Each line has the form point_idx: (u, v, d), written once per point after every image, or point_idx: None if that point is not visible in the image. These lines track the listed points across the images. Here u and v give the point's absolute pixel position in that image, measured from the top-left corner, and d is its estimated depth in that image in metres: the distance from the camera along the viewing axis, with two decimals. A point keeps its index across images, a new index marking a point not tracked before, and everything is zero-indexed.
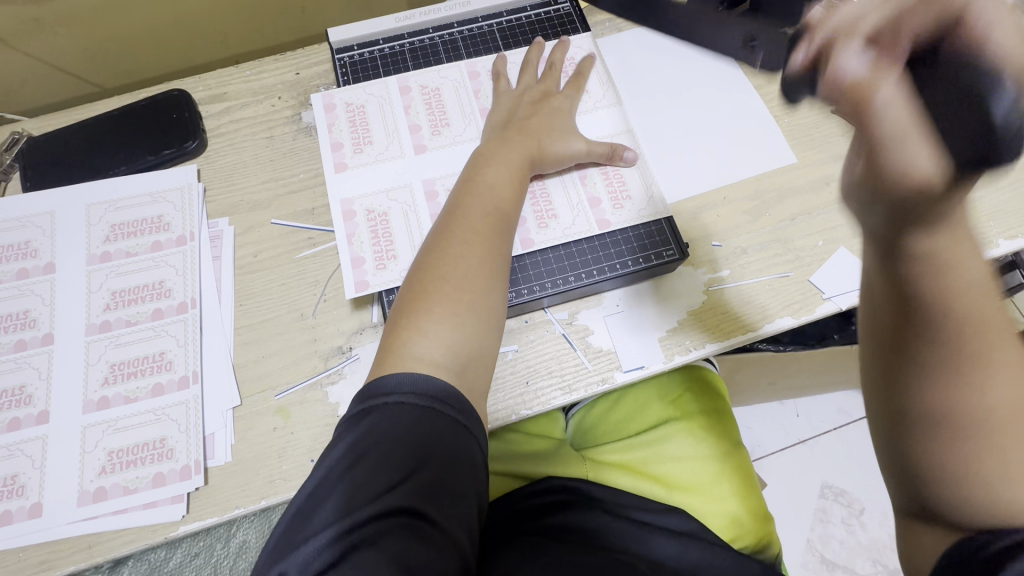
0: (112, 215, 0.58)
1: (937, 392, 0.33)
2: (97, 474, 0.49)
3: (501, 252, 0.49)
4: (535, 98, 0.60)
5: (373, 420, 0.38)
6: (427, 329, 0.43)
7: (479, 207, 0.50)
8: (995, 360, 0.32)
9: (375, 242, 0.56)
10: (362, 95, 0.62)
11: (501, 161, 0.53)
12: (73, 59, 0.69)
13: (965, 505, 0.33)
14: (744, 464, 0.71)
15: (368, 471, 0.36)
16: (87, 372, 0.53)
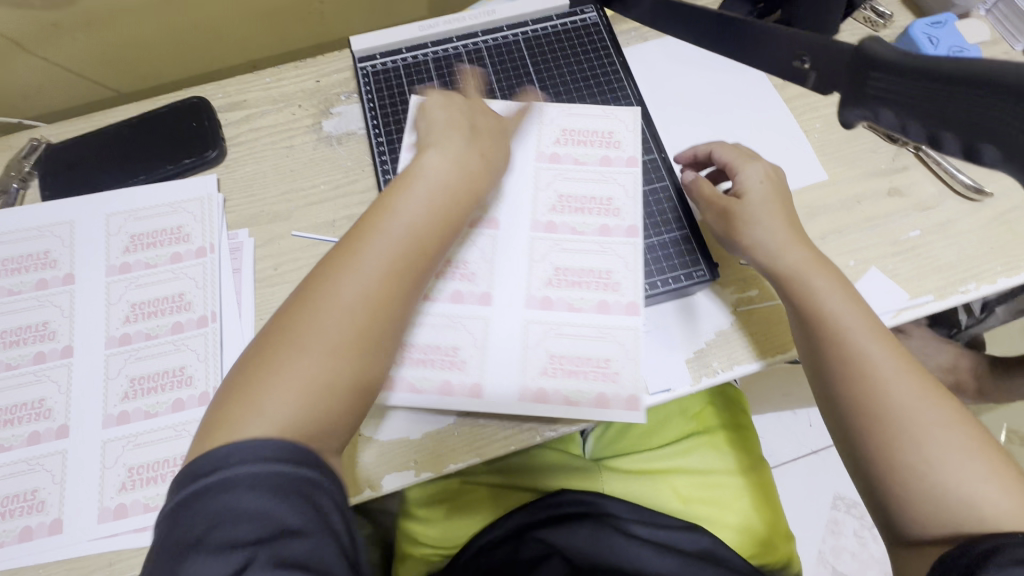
0: (131, 225, 0.58)
1: (851, 391, 0.45)
2: (117, 490, 0.49)
3: (379, 308, 0.42)
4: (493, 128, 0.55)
5: (198, 501, 0.34)
6: (265, 406, 0.37)
7: (382, 242, 0.43)
8: (870, 363, 0.45)
9: (572, 363, 0.51)
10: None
11: (427, 178, 0.47)
12: (91, 63, 0.68)
13: (901, 482, 0.42)
14: (768, 480, 0.69)
15: (206, 555, 0.32)
16: (108, 385, 0.52)
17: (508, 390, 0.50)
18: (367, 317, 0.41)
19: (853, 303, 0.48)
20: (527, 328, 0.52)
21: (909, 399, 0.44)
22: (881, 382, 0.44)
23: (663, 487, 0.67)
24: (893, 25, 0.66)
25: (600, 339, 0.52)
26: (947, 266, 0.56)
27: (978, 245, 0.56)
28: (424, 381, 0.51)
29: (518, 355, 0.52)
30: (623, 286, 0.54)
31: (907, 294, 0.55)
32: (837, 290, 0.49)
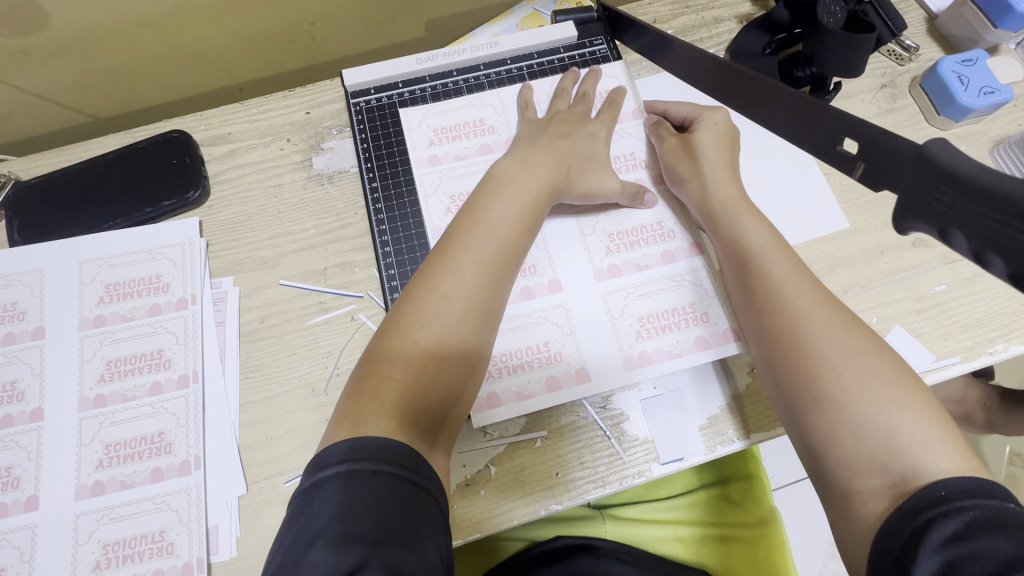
0: (106, 273, 0.54)
1: (769, 316, 0.44)
2: (91, 570, 0.46)
3: (454, 302, 0.44)
4: (568, 121, 0.55)
5: (320, 494, 0.34)
6: (386, 397, 0.40)
7: (474, 241, 0.46)
8: (788, 287, 0.44)
9: (663, 319, 0.52)
10: (429, 192, 0.56)
11: (514, 191, 0.49)
12: (65, 90, 0.64)
13: (818, 406, 0.39)
14: (782, 537, 0.64)
15: (323, 546, 0.32)
16: (80, 453, 0.49)
17: (610, 362, 0.51)
18: (468, 304, 0.44)
19: (779, 241, 0.47)
20: (607, 300, 0.52)
21: (826, 324, 0.41)
22: (799, 307, 0.43)
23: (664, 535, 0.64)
24: (919, 59, 0.63)
25: (674, 288, 0.53)
26: (976, 324, 0.53)
27: (1008, 301, 0.53)
28: (528, 384, 0.50)
29: (608, 329, 0.51)
30: (677, 232, 0.54)
31: (933, 355, 0.52)
32: (763, 224, 0.48)
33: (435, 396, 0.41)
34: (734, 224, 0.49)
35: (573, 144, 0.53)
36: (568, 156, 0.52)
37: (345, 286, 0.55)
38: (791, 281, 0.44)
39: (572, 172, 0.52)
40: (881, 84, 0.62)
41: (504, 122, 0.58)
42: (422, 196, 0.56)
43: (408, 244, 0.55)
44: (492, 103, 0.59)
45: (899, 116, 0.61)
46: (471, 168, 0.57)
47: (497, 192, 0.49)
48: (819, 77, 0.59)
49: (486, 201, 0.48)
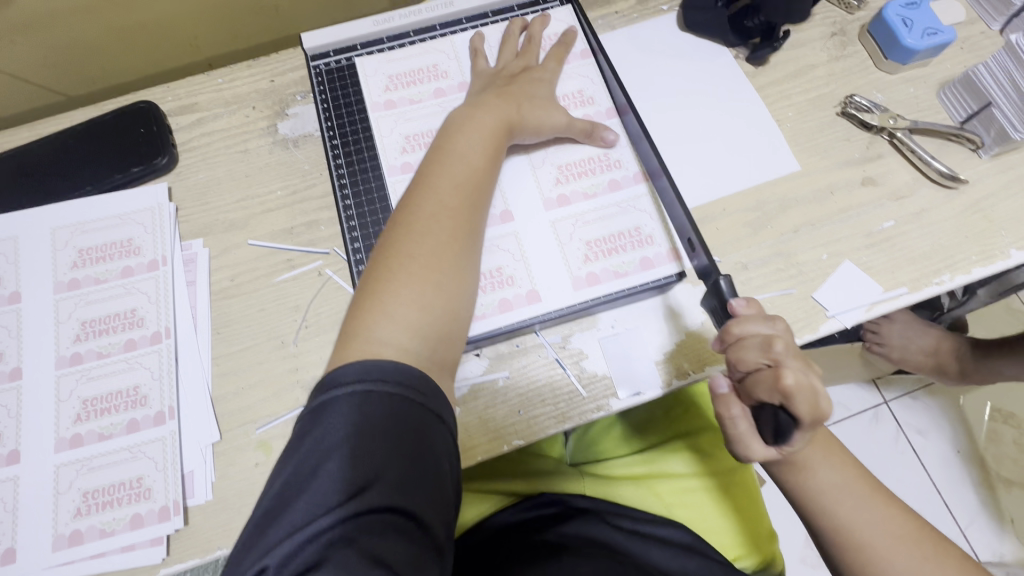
0: (78, 239, 0.55)
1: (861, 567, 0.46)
2: (72, 516, 0.48)
3: (428, 240, 0.44)
4: (516, 70, 0.57)
5: (332, 412, 0.35)
6: (392, 313, 0.41)
7: (451, 178, 0.48)
8: (840, 506, 0.47)
9: (609, 243, 0.53)
10: (384, 134, 0.57)
11: (477, 127, 0.51)
12: (34, 68, 0.65)
13: None
14: (745, 483, 0.67)
15: (336, 462, 0.34)
16: (59, 408, 0.51)
17: (561, 284, 0.52)
18: (456, 229, 0.46)
19: (846, 471, 0.47)
20: (555, 228, 0.53)
21: (899, 552, 0.45)
22: (883, 549, 0.45)
23: (642, 487, 0.63)
24: (867, 7, 0.64)
25: (622, 214, 0.54)
26: (922, 257, 0.55)
27: (953, 234, 0.55)
28: (480, 307, 0.51)
29: (558, 254, 0.53)
30: (624, 161, 0.55)
31: (881, 287, 0.54)
32: (838, 465, 0.47)
33: (439, 322, 0.43)
34: (805, 473, 0.48)
35: (520, 89, 0.55)
36: (517, 95, 0.54)
37: (311, 244, 0.56)
38: (868, 517, 0.46)
39: (524, 109, 0.53)
40: (832, 32, 0.63)
41: (457, 67, 0.59)
42: (378, 138, 0.57)
43: (367, 195, 0.56)
44: (447, 51, 0.59)
45: (848, 62, 0.62)
46: (425, 111, 0.57)
47: (459, 131, 0.51)
48: (768, 26, 0.60)
49: (455, 144, 0.50)
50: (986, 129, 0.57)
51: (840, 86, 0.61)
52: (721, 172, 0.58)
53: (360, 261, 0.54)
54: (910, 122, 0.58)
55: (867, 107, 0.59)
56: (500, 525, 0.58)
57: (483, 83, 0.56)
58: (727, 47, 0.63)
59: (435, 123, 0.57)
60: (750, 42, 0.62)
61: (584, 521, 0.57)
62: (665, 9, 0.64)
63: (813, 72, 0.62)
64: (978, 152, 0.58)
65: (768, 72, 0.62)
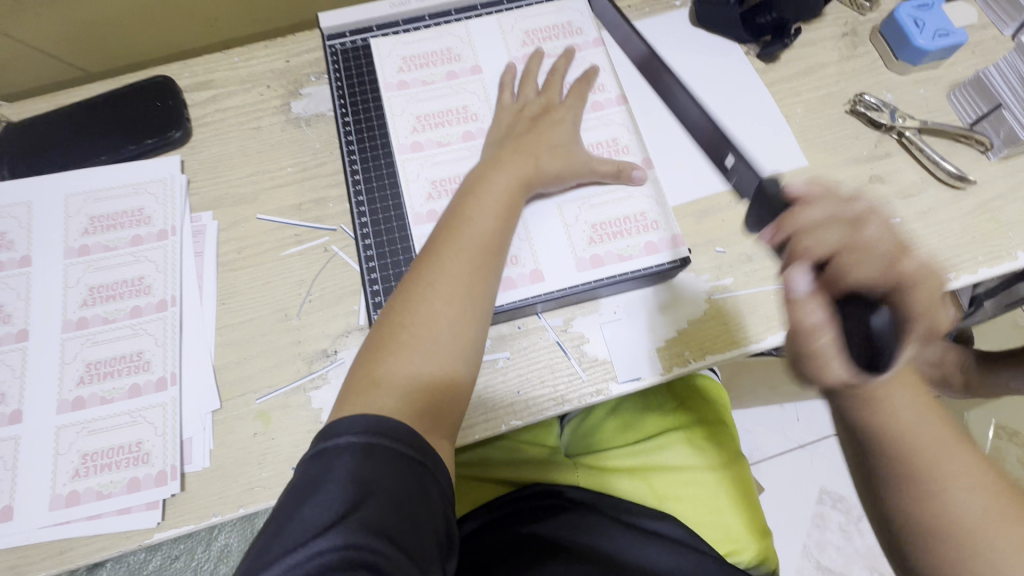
0: (90, 206, 0.56)
1: (927, 518, 0.37)
2: (70, 477, 0.48)
3: (428, 304, 0.44)
4: (536, 111, 0.56)
5: (319, 461, 0.36)
6: (387, 381, 0.41)
7: (465, 244, 0.47)
8: (939, 463, 0.37)
9: (615, 227, 0.53)
10: (396, 114, 0.57)
11: (493, 185, 0.50)
12: (55, 42, 0.66)
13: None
14: (743, 475, 0.65)
15: (316, 508, 0.34)
16: (63, 370, 0.51)
17: (565, 265, 0.52)
18: (466, 302, 0.45)
19: (929, 406, 0.38)
20: (561, 210, 0.53)
21: (1002, 538, 0.36)
22: (955, 494, 0.37)
23: (635, 479, 0.63)
24: (880, 9, 0.65)
25: (629, 198, 0.54)
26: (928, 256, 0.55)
27: (960, 234, 0.55)
28: None
29: (563, 236, 0.53)
30: (632, 148, 0.56)
31: None
32: (925, 407, 0.38)
33: (442, 393, 0.43)
34: (880, 408, 0.37)
35: (541, 135, 0.53)
36: (535, 143, 0.52)
37: (318, 220, 0.57)
38: (960, 488, 0.37)
39: (541, 160, 0.51)
40: (843, 32, 0.64)
41: (470, 52, 0.60)
42: (390, 118, 0.57)
43: (377, 173, 0.56)
44: (461, 35, 0.60)
45: (859, 62, 0.63)
46: (437, 93, 0.58)
47: (483, 186, 0.49)
48: (780, 22, 0.61)
49: (475, 201, 0.49)
50: (996, 131, 0.57)
51: (849, 84, 0.62)
52: None
53: (366, 235, 0.54)
54: (919, 123, 0.58)
55: (877, 106, 0.59)
56: (489, 517, 0.59)
57: (506, 122, 0.55)
58: (738, 43, 0.64)
59: (447, 104, 0.58)
60: (762, 38, 0.62)
61: (578, 512, 0.56)
62: (678, 5, 0.65)
63: (823, 70, 0.62)
64: (987, 154, 0.58)
65: (778, 69, 0.62)
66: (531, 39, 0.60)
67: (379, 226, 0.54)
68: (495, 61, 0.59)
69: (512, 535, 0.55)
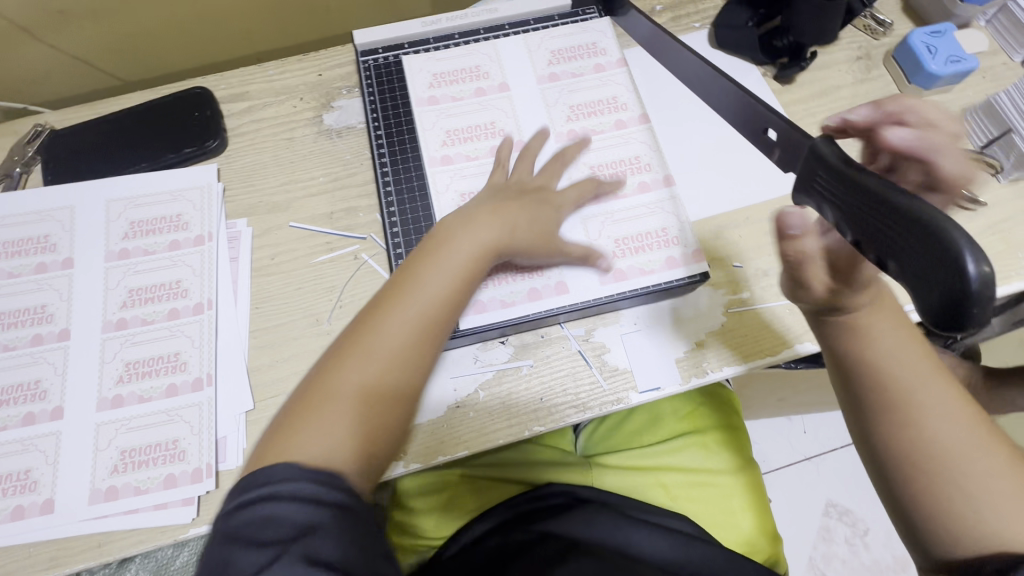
0: (131, 212, 0.58)
1: (907, 449, 0.41)
2: (110, 472, 0.50)
3: (362, 371, 0.43)
4: (528, 192, 0.54)
5: (242, 509, 0.36)
6: (310, 442, 0.40)
7: (409, 305, 0.45)
8: (915, 393, 0.42)
9: (637, 242, 0.55)
10: (427, 128, 0.60)
11: (448, 244, 0.48)
12: (96, 52, 0.69)
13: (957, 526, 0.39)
14: (755, 481, 0.66)
15: (242, 553, 0.35)
16: (103, 369, 0.53)
17: (588, 279, 0.54)
18: (411, 366, 0.44)
19: (902, 340, 0.43)
20: (586, 224, 0.55)
21: (971, 452, 0.40)
22: (934, 423, 0.40)
23: (648, 483, 0.65)
24: (893, 34, 0.67)
25: (651, 214, 0.56)
26: None
27: None
28: (512, 294, 0.54)
29: (586, 250, 0.55)
30: (654, 165, 0.58)
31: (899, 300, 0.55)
32: (899, 336, 0.43)
33: (375, 453, 0.42)
34: (860, 339, 0.43)
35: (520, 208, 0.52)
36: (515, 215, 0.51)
37: (349, 229, 0.59)
38: (933, 406, 0.41)
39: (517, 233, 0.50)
40: (857, 56, 0.66)
41: (498, 69, 0.62)
42: (421, 131, 0.59)
43: (408, 184, 0.58)
44: (489, 53, 0.62)
45: (873, 85, 0.65)
46: (466, 109, 0.60)
47: (446, 247, 0.48)
48: (796, 46, 0.63)
49: (434, 264, 0.48)
50: (1006, 154, 0.59)
51: (863, 106, 0.64)
52: (749, 181, 0.60)
53: (399, 245, 0.56)
54: None
55: None
56: (505, 513, 0.60)
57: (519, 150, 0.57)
58: (755, 64, 0.66)
59: (476, 120, 0.60)
60: (778, 61, 0.65)
61: (591, 508, 0.58)
62: (697, 27, 0.67)
63: (837, 92, 0.64)
64: (997, 177, 0.60)
65: (794, 90, 0.65)
66: (556, 58, 0.62)
67: (410, 236, 0.57)
68: (522, 79, 0.62)
69: (528, 531, 0.56)
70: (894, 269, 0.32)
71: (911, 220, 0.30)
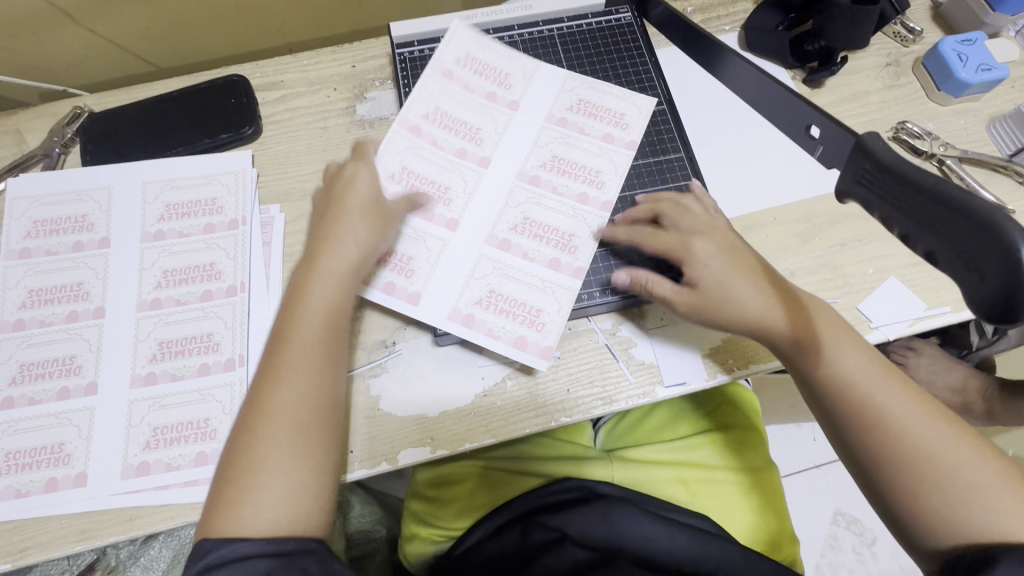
0: (167, 194, 0.59)
1: (861, 427, 0.45)
2: (141, 448, 0.51)
3: (284, 408, 0.43)
4: (330, 187, 0.52)
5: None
6: (256, 499, 0.40)
7: (300, 341, 0.45)
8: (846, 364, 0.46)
9: (522, 283, 0.54)
10: (426, 90, 0.60)
11: (325, 278, 0.47)
12: (134, 37, 0.70)
13: (929, 492, 0.42)
14: (774, 482, 0.66)
15: None
16: (136, 348, 0.54)
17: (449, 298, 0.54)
18: (313, 416, 0.44)
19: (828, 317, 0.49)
20: (479, 261, 0.55)
21: (901, 410, 0.44)
22: (877, 396, 0.45)
23: (669, 478, 0.64)
24: (923, 42, 0.67)
25: (551, 267, 0.55)
26: None
27: None
28: (403, 282, 0.54)
29: (470, 285, 0.54)
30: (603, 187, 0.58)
31: (924, 304, 0.56)
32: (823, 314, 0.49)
33: (303, 505, 0.41)
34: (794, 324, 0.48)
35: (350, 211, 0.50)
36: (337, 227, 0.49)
37: None
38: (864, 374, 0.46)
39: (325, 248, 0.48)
40: (886, 62, 0.66)
41: (521, 88, 0.61)
42: (419, 89, 0.60)
43: None
44: (525, 68, 0.62)
45: (902, 91, 0.65)
46: (469, 99, 0.60)
47: (305, 294, 0.47)
48: (827, 50, 0.63)
49: (295, 324, 0.46)
50: None
51: (892, 112, 0.64)
52: (776, 184, 0.60)
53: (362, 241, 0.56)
54: (960, 152, 0.60)
55: (918, 134, 0.62)
56: (524, 506, 0.59)
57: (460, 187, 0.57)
58: (785, 68, 0.67)
59: (465, 112, 0.60)
60: (808, 64, 0.65)
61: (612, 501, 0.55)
62: (728, 29, 0.68)
63: (866, 98, 0.65)
64: None
65: (823, 94, 0.65)
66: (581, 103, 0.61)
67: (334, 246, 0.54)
68: (533, 107, 0.61)
69: (550, 529, 0.54)
70: (945, 260, 0.35)
71: (965, 215, 0.33)
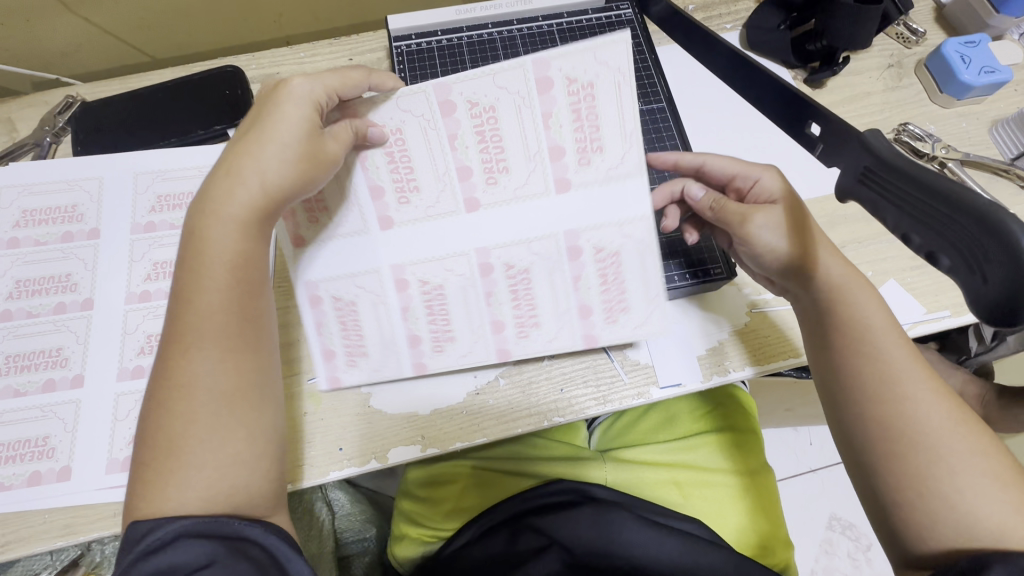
0: (158, 185, 0.59)
1: (870, 406, 0.42)
2: (127, 443, 0.50)
3: (200, 376, 0.39)
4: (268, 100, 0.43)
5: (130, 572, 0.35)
6: (189, 475, 0.37)
7: (209, 304, 0.39)
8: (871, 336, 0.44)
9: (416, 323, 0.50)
10: (489, 73, 0.44)
11: (227, 228, 0.40)
12: (129, 27, 0.69)
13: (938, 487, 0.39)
14: (770, 486, 0.65)
15: None
16: (124, 341, 0.53)
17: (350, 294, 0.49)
18: (238, 385, 0.40)
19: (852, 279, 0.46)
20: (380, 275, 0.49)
21: (918, 391, 0.42)
22: (899, 378, 0.42)
23: (663, 480, 0.64)
24: (925, 44, 0.67)
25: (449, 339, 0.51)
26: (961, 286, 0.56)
27: None
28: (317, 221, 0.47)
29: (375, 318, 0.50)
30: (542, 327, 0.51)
31: (924, 308, 0.55)
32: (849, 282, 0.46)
33: (237, 478, 0.39)
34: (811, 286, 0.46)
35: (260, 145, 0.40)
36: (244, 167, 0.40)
37: None
38: (888, 349, 0.43)
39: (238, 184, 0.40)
40: (889, 63, 0.66)
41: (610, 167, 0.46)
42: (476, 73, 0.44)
43: None
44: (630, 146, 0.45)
45: (903, 93, 0.64)
46: (525, 126, 0.45)
47: (204, 246, 0.40)
48: (829, 50, 0.63)
49: (199, 281, 0.39)
50: None
51: (893, 114, 0.63)
52: None
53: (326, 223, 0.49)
54: (962, 155, 0.59)
55: (920, 136, 0.61)
56: (513, 508, 0.58)
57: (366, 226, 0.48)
58: (786, 67, 0.66)
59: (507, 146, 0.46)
60: (810, 65, 0.65)
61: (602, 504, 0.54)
62: (729, 28, 0.67)
63: (867, 99, 0.64)
64: None
65: (824, 95, 0.64)
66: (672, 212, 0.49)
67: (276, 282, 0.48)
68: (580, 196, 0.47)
69: (539, 533, 0.54)
70: (949, 263, 0.35)
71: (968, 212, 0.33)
